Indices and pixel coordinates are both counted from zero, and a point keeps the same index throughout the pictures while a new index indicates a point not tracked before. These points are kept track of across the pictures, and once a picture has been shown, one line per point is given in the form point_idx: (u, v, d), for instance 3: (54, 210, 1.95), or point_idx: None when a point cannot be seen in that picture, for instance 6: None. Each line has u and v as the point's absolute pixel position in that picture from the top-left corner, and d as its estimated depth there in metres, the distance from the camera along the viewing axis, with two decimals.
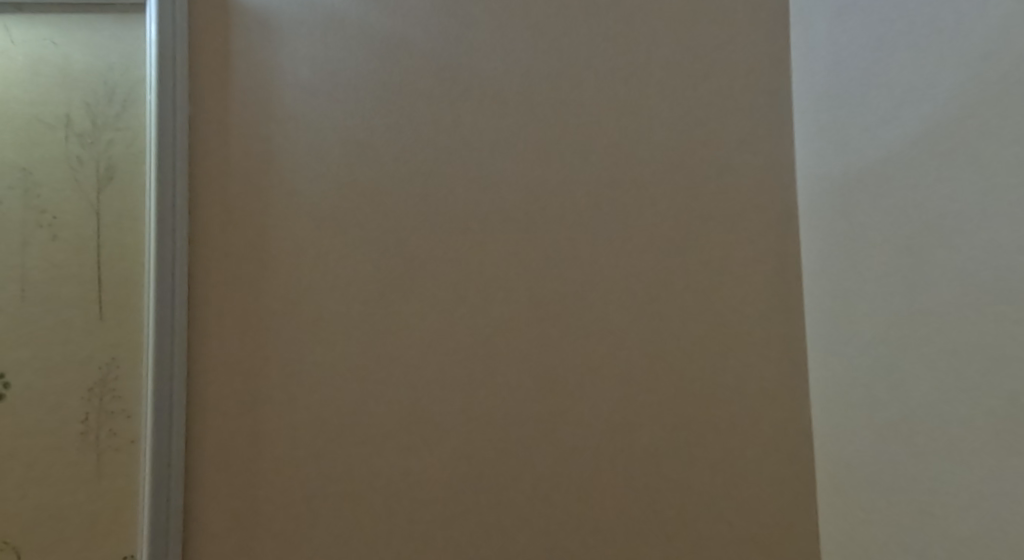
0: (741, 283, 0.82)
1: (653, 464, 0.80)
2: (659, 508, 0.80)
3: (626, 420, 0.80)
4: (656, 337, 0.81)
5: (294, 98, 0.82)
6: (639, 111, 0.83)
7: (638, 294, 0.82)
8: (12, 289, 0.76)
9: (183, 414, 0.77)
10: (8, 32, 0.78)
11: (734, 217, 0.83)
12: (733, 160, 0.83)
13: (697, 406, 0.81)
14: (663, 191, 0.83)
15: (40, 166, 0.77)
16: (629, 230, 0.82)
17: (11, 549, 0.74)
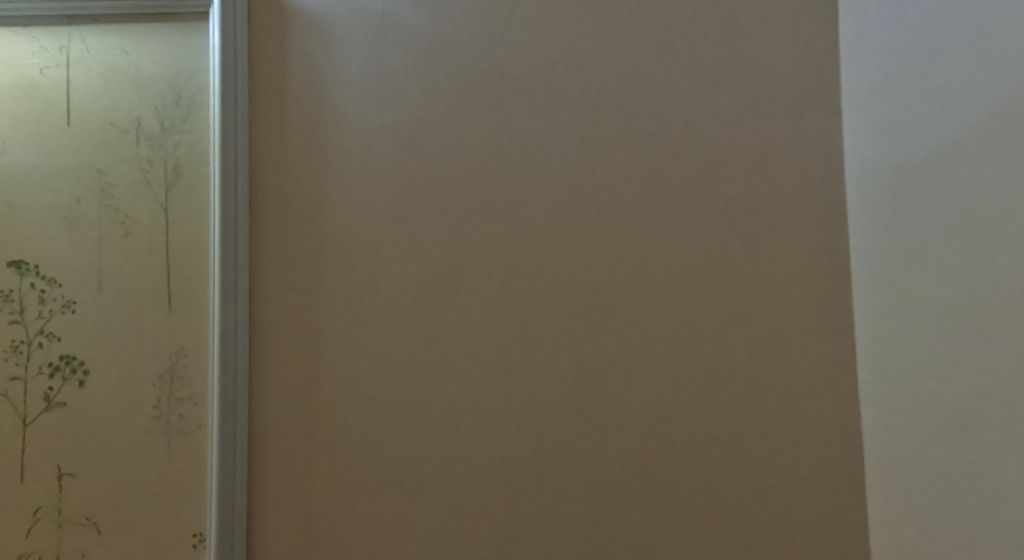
0: (789, 279, 0.82)
1: (702, 458, 0.82)
2: (707, 502, 0.82)
3: (674, 415, 0.82)
4: (704, 332, 0.82)
5: (349, 100, 0.85)
6: (687, 106, 0.84)
7: (686, 290, 0.82)
8: (92, 283, 0.81)
9: (246, 402, 0.81)
10: (84, 41, 0.83)
11: (784, 212, 0.83)
12: (783, 156, 0.83)
13: (744, 401, 0.82)
14: (711, 187, 0.83)
15: (115, 169, 0.83)
16: (677, 226, 0.83)
17: (94, 526, 0.79)
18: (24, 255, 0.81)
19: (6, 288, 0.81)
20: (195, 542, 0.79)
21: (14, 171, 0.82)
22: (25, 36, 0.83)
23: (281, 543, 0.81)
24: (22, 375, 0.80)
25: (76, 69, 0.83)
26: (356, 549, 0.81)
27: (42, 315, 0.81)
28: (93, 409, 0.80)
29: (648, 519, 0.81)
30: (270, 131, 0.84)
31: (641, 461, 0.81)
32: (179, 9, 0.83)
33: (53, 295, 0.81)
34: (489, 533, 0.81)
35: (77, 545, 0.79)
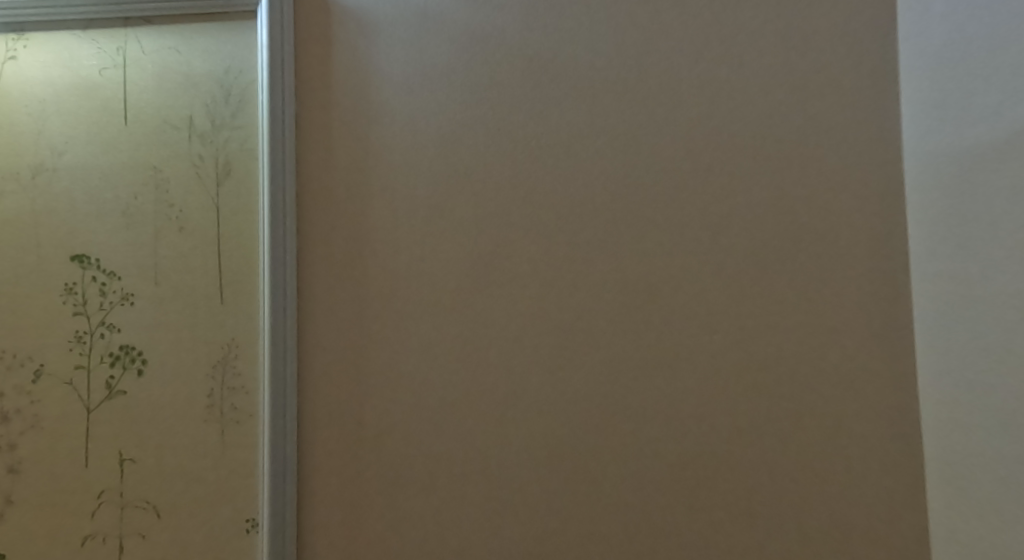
0: (845, 271, 0.80)
1: (751, 455, 0.80)
2: (756, 501, 0.79)
3: (721, 410, 0.80)
4: (752, 326, 0.80)
5: (392, 95, 0.85)
6: (736, 94, 0.81)
7: (734, 282, 0.80)
8: (148, 277, 0.84)
9: (295, 393, 0.83)
10: (139, 43, 0.86)
11: (838, 201, 0.80)
12: (837, 143, 0.80)
13: (795, 397, 0.80)
14: (762, 177, 0.81)
15: (169, 165, 0.85)
16: (725, 217, 0.81)
17: (153, 509, 0.82)
18: (85, 249, 0.85)
19: (69, 281, 0.84)
20: (247, 528, 0.81)
21: (75, 168, 0.86)
22: (85, 39, 0.86)
23: (329, 531, 0.82)
24: (85, 364, 0.83)
25: (132, 69, 0.86)
26: (401, 535, 0.82)
27: (103, 307, 0.84)
28: (151, 398, 0.83)
29: (694, 510, 0.80)
30: (316, 127, 0.85)
31: (686, 458, 0.80)
32: (229, 9, 0.85)
33: (112, 288, 0.84)
34: (532, 528, 0.81)
35: (137, 528, 0.82)
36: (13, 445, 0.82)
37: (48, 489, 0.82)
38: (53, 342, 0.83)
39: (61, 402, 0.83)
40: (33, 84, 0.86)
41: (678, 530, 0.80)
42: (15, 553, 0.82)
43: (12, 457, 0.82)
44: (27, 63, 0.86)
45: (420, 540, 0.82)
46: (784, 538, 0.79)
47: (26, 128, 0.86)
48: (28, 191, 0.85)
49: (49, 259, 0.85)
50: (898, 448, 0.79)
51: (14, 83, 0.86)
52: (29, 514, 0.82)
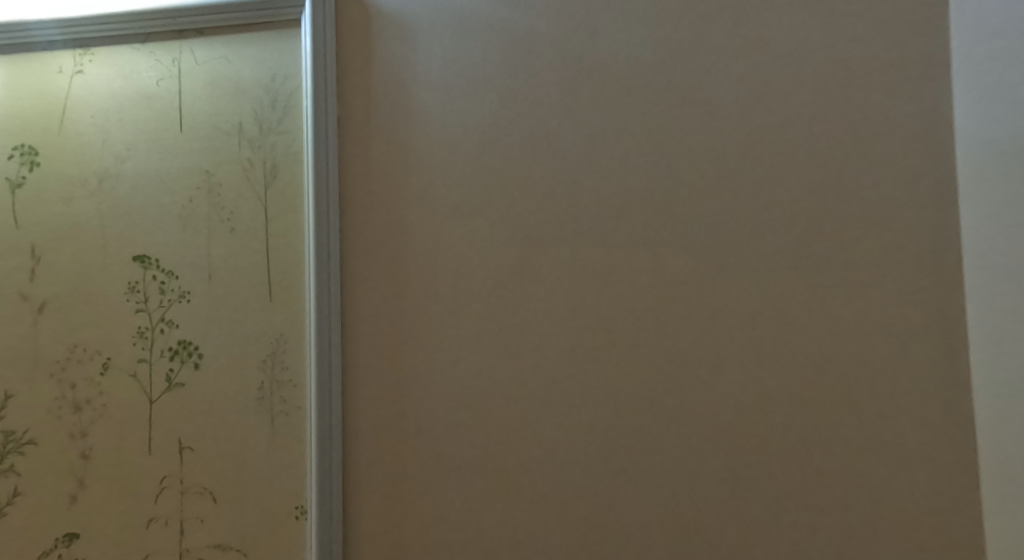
0: (892, 264, 0.77)
1: (792, 453, 0.78)
2: (799, 500, 0.77)
3: (761, 407, 0.79)
4: (793, 320, 0.79)
5: (431, 95, 0.87)
6: (775, 85, 0.80)
7: (774, 276, 0.79)
8: (203, 276, 0.89)
9: (339, 386, 0.86)
10: (193, 53, 0.91)
11: (883, 193, 0.78)
12: (882, 133, 0.78)
13: (839, 394, 0.77)
14: (802, 169, 0.79)
15: (220, 170, 0.90)
16: (765, 210, 0.80)
17: (210, 495, 0.87)
18: (146, 250, 0.90)
19: (132, 280, 0.90)
20: (297, 514, 0.85)
21: (136, 174, 0.91)
22: (144, 52, 0.92)
23: (371, 520, 0.85)
24: (147, 358, 0.89)
25: (187, 79, 0.91)
26: (440, 523, 0.83)
27: (163, 304, 0.89)
28: (207, 390, 0.88)
29: (734, 504, 0.79)
30: (357, 128, 0.88)
31: (725, 453, 0.79)
32: (275, 17, 0.89)
33: (171, 287, 0.89)
34: (569, 522, 0.81)
35: (195, 512, 0.87)
36: (84, 433, 0.88)
37: (115, 474, 0.88)
38: (119, 337, 0.89)
39: (127, 392, 0.89)
40: (98, 95, 0.92)
41: (718, 524, 0.79)
42: (86, 534, 0.87)
43: (83, 443, 0.88)
44: (91, 77, 0.92)
45: (459, 529, 0.83)
46: (830, 535, 0.77)
47: (92, 138, 0.92)
48: (95, 196, 0.91)
49: (114, 260, 0.90)
50: (953, 446, 0.75)
51: (81, 96, 0.92)
52: (99, 497, 0.88)
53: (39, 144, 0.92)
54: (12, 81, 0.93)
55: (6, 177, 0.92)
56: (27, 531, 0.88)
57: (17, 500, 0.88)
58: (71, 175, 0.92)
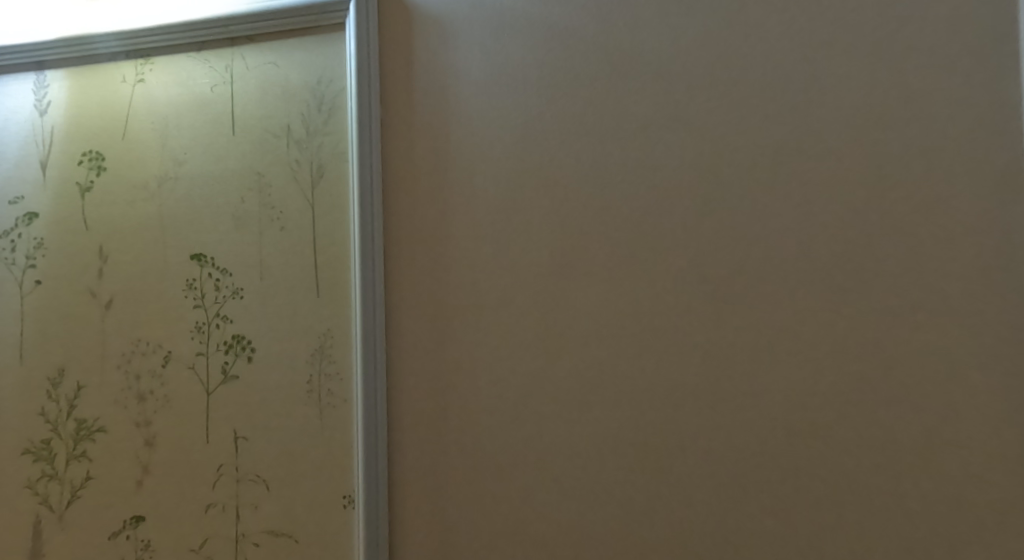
0: (957, 257, 0.73)
1: (847, 454, 0.75)
2: (855, 504, 0.74)
3: (812, 405, 0.76)
4: (846, 315, 0.75)
5: (471, 95, 0.89)
6: (825, 73, 0.78)
7: (825, 270, 0.76)
8: (255, 273, 0.93)
9: (384, 379, 0.88)
10: (243, 59, 0.95)
11: (946, 181, 0.73)
12: (946, 117, 0.74)
13: (898, 394, 0.73)
14: (855, 158, 0.76)
15: (271, 171, 0.93)
16: (815, 202, 0.77)
17: (263, 482, 0.90)
18: (202, 249, 0.95)
19: (190, 278, 0.95)
20: (344, 503, 0.88)
21: (193, 176, 0.95)
22: (198, 59, 0.96)
23: (415, 512, 0.87)
24: (205, 351, 0.93)
25: (238, 84, 0.94)
26: (483, 511, 0.85)
27: (218, 300, 0.94)
28: (259, 382, 0.92)
29: (781, 499, 0.76)
30: (401, 127, 0.90)
31: (774, 453, 0.77)
32: (321, 22, 0.92)
33: (225, 283, 0.94)
34: (611, 519, 0.81)
35: (250, 498, 0.90)
36: (148, 422, 0.94)
37: (177, 461, 0.93)
38: (178, 332, 0.94)
39: (186, 384, 0.93)
40: (157, 102, 0.97)
41: (763, 519, 0.76)
42: (150, 517, 0.92)
43: (148, 432, 0.94)
44: (151, 85, 0.97)
45: (501, 518, 0.84)
46: (885, 533, 0.73)
47: (152, 142, 0.97)
48: (155, 198, 0.96)
49: (173, 258, 0.95)
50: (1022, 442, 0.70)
51: (142, 103, 0.97)
52: (162, 483, 0.93)
53: (104, 150, 0.98)
54: (80, 91, 0.99)
55: (76, 182, 0.98)
56: (98, 514, 0.94)
57: (89, 484, 0.94)
58: (135, 179, 0.97)
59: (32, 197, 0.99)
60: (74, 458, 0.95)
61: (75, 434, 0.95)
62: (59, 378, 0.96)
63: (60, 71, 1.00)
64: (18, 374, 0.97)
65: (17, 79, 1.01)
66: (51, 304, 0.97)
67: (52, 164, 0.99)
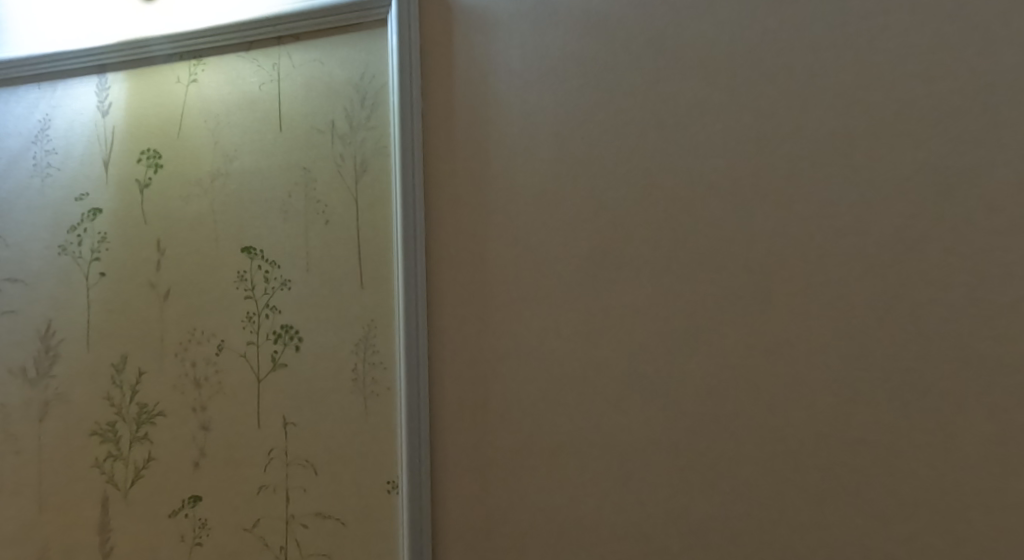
0: (1014, 247, 0.70)
1: (901, 451, 0.72)
2: (910, 505, 0.72)
3: (864, 400, 0.74)
4: (901, 307, 0.73)
5: (510, 88, 0.89)
6: (878, 59, 0.76)
7: (877, 261, 0.74)
8: (302, 265, 0.96)
9: (426, 369, 0.90)
10: (290, 58, 0.98)
11: (1006, 169, 0.71)
12: (1010, 103, 0.71)
13: (956, 389, 0.71)
14: (911, 146, 0.74)
15: (316, 166, 0.96)
16: (867, 191, 0.75)
17: (311, 467, 0.93)
18: (253, 242, 0.98)
19: (241, 270, 0.99)
20: (389, 488, 0.90)
21: (243, 172, 0.99)
22: (248, 59, 1.00)
23: (458, 501, 0.88)
24: (255, 340, 0.97)
25: (285, 82, 0.98)
26: (522, 499, 0.85)
27: (267, 291, 0.97)
28: (307, 370, 0.95)
29: (825, 492, 0.74)
30: (442, 121, 0.92)
31: (823, 449, 0.75)
32: (364, 20, 0.94)
33: (274, 275, 0.97)
34: (649, 509, 0.80)
35: (299, 482, 0.94)
36: (203, 407, 0.98)
37: (231, 445, 0.97)
38: (230, 321, 0.98)
39: (238, 371, 0.97)
40: (209, 101, 1.01)
41: (807, 512, 0.75)
42: (206, 498, 0.97)
43: (203, 417, 0.98)
44: (204, 85, 1.01)
45: (539, 505, 0.85)
46: (937, 529, 0.71)
47: (205, 140, 1.01)
48: (208, 194, 1.01)
49: (226, 251, 0.99)
50: None
51: (195, 103, 1.02)
52: (217, 465, 0.97)
53: (161, 148, 1.03)
54: (138, 92, 1.04)
55: (135, 178, 1.03)
56: (158, 493, 0.99)
57: (151, 466, 0.99)
58: (189, 175, 1.01)
59: (96, 193, 1.04)
60: (137, 440, 1.00)
61: (137, 417, 1.00)
62: (122, 365, 1.02)
63: (120, 73, 1.05)
64: (85, 361, 1.03)
65: (80, 81, 1.07)
66: (114, 295, 1.03)
67: (113, 162, 1.04)
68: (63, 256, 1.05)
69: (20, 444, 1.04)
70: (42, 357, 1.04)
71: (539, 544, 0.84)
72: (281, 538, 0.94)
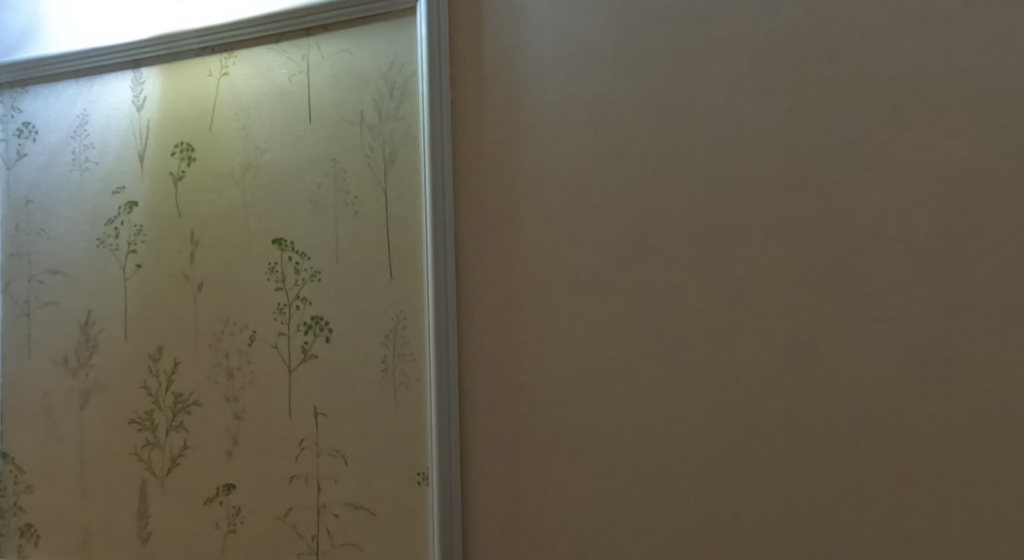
0: None
1: (950, 450, 0.70)
2: (960, 508, 0.69)
3: (912, 396, 0.71)
4: (954, 299, 0.70)
5: (541, 75, 0.88)
6: (934, 36, 0.72)
7: (929, 250, 0.71)
8: (331, 257, 0.96)
9: (456, 360, 0.89)
10: (319, 49, 0.98)
11: None
12: None
13: (1007, 384, 0.68)
14: (966, 130, 0.70)
15: (346, 157, 0.96)
16: (919, 177, 0.71)
17: (341, 457, 0.94)
18: (283, 234, 0.99)
19: (272, 262, 0.99)
20: (419, 480, 0.90)
21: (273, 164, 1.00)
22: (277, 51, 1.00)
23: (488, 493, 0.88)
24: (286, 331, 0.98)
25: (314, 73, 0.98)
26: (552, 491, 0.85)
27: (298, 283, 0.98)
28: (337, 361, 0.95)
29: (863, 486, 0.72)
30: (470, 110, 0.91)
31: (866, 446, 0.72)
32: (393, 9, 0.93)
33: (304, 266, 0.98)
34: (681, 502, 0.79)
35: (329, 472, 0.94)
36: (236, 397, 0.99)
37: (264, 435, 0.98)
38: (262, 312, 0.99)
39: (270, 362, 0.98)
40: (240, 94, 1.02)
41: (843, 506, 0.73)
42: (240, 486, 0.98)
43: (236, 406, 0.99)
44: (234, 78, 1.02)
45: (569, 497, 0.84)
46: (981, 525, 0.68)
47: (236, 133, 1.02)
48: (240, 186, 1.01)
49: (257, 243, 1.00)
50: None
51: (226, 95, 1.02)
52: (250, 454, 0.98)
53: (193, 142, 1.04)
54: (172, 86, 1.05)
55: (169, 171, 1.05)
56: (193, 481, 1.00)
57: (186, 454, 1.01)
58: (221, 168, 1.02)
59: (132, 187, 1.06)
60: (172, 429, 1.02)
61: (173, 406, 1.02)
62: (158, 355, 1.03)
63: (154, 68, 1.07)
64: (122, 351, 1.05)
65: (116, 76, 1.09)
66: (150, 286, 1.05)
67: (148, 155, 1.06)
68: (101, 248, 1.07)
69: (63, 431, 1.07)
70: (82, 347, 1.07)
71: (569, 535, 0.84)
72: (312, 527, 0.94)
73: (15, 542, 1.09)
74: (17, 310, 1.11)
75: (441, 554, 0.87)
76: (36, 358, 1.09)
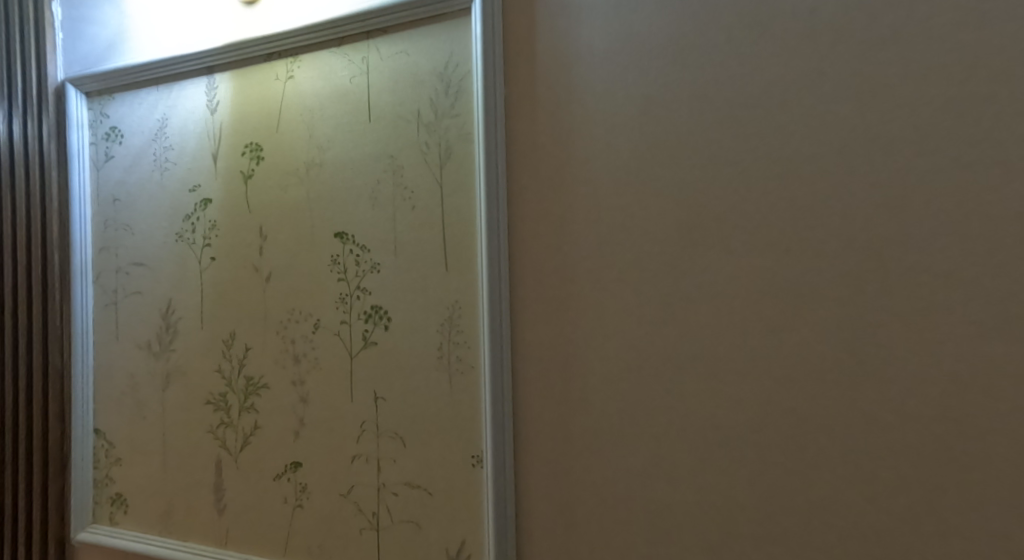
0: None
1: (1006, 442, 0.70)
2: (1015, 499, 0.70)
3: (968, 389, 0.72)
4: (1012, 294, 0.70)
5: (592, 71, 0.90)
6: (994, 28, 0.71)
7: (987, 246, 0.71)
8: (390, 248, 1.01)
9: (509, 348, 0.92)
10: (378, 51, 1.03)
11: None
12: None
13: None
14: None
15: (403, 153, 1.01)
16: (979, 170, 0.71)
17: (399, 439, 0.98)
18: (344, 228, 1.04)
19: (334, 254, 1.05)
20: (473, 462, 0.94)
21: (335, 162, 1.05)
22: (339, 54, 1.05)
23: (541, 476, 0.91)
24: (348, 319, 1.03)
25: (373, 74, 1.03)
26: (604, 473, 0.87)
27: (358, 274, 1.03)
28: (395, 348, 1.00)
29: (912, 470, 0.74)
30: (523, 107, 0.94)
31: (921, 437, 0.73)
32: (449, 11, 0.97)
33: (365, 258, 1.03)
34: (731, 485, 0.81)
35: (389, 453, 0.99)
36: (302, 381, 1.05)
37: (328, 417, 1.03)
38: (325, 302, 1.05)
39: (333, 349, 1.04)
40: (305, 96, 1.08)
41: (893, 489, 0.74)
42: (305, 466, 1.04)
43: (301, 390, 1.05)
44: (300, 81, 1.08)
45: (622, 478, 0.87)
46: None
47: (301, 133, 1.08)
48: (304, 183, 1.08)
49: (321, 237, 1.06)
50: None
51: (292, 98, 1.09)
52: (314, 435, 1.04)
53: (262, 142, 1.11)
54: (242, 91, 1.12)
55: (240, 170, 1.12)
56: (263, 459, 1.07)
57: (257, 434, 1.08)
58: (287, 166, 1.09)
59: (207, 185, 1.14)
60: (243, 410, 1.09)
61: (244, 389, 1.09)
62: (230, 341, 1.11)
63: (226, 74, 1.14)
64: (199, 338, 1.13)
65: (192, 82, 1.17)
66: (223, 277, 1.12)
67: (221, 155, 1.13)
68: (179, 242, 1.15)
69: (146, 411, 1.16)
70: (163, 334, 1.15)
71: (621, 515, 0.87)
72: (372, 504, 0.99)
73: (106, 511, 1.18)
74: (105, 299, 1.21)
75: (496, 533, 0.90)
76: (123, 343, 1.19)
